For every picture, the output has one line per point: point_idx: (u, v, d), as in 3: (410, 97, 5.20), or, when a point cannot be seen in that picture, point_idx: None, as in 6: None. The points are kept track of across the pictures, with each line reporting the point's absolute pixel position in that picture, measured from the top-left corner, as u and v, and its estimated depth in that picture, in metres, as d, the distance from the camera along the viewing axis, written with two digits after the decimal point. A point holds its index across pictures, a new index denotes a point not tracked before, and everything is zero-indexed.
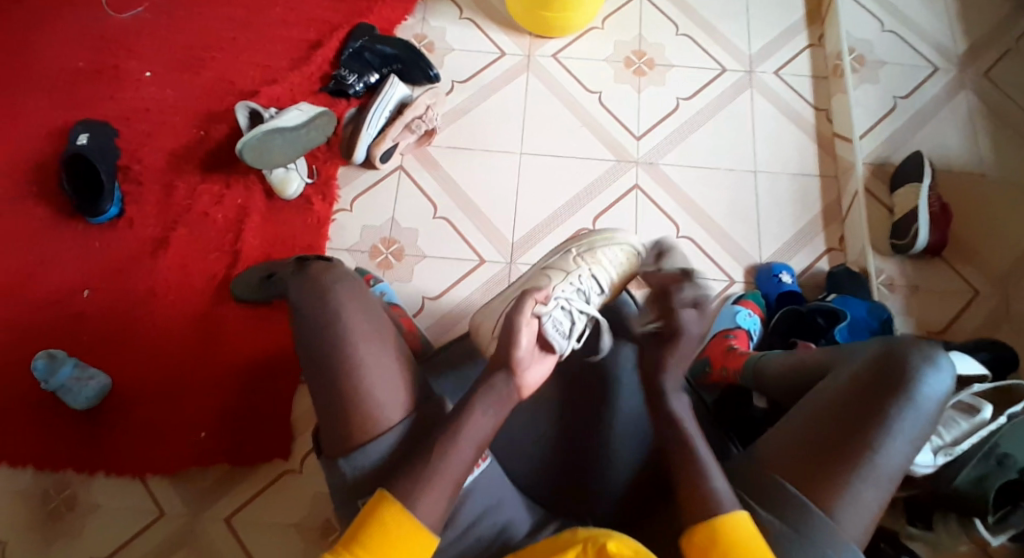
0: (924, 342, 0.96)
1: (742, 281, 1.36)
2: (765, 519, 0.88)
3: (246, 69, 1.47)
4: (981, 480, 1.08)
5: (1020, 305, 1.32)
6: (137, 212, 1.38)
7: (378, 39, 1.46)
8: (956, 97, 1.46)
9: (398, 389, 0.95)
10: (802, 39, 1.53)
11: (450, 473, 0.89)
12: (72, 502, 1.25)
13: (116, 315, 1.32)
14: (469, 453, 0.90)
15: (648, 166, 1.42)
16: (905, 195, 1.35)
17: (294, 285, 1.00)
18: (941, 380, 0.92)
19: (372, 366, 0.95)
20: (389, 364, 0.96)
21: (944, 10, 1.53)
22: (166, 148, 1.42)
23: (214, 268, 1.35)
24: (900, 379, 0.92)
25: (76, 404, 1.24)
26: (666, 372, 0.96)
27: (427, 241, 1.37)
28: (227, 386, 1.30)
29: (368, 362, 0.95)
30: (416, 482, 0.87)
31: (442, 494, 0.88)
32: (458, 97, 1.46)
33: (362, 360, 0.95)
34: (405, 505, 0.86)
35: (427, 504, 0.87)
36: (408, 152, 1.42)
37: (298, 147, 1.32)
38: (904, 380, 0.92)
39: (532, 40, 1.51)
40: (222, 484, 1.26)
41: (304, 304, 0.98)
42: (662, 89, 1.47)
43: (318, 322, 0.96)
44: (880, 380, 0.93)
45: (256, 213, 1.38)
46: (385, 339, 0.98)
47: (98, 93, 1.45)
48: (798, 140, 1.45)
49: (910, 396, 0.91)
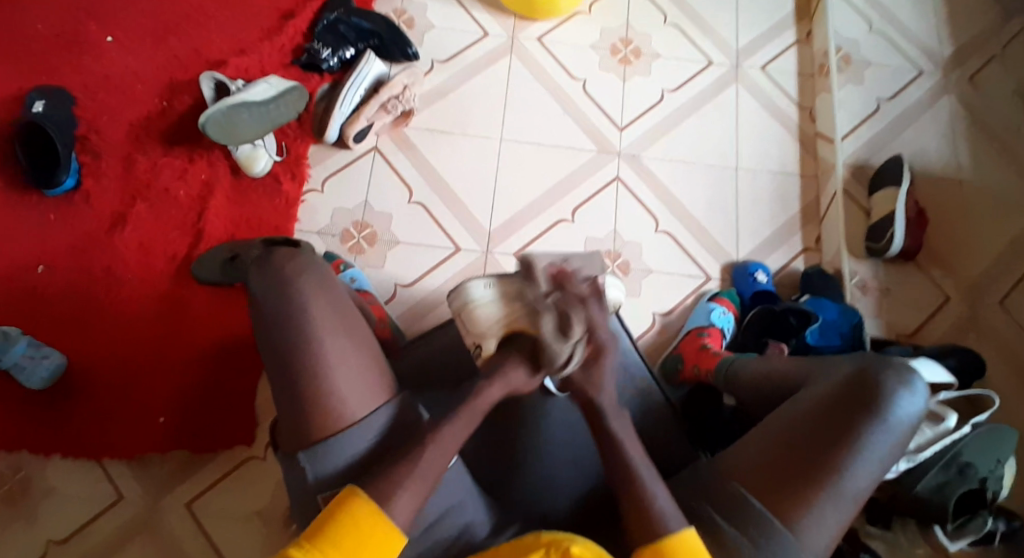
0: (900, 364, 0.97)
1: (718, 278, 1.36)
2: (728, 533, 0.90)
3: (213, 37, 1.39)
4: (942, 487, 1.12)
5: (987, 312, 1.34)
6: (95, 185, 1.31)
7: (354, 12, 1.38)
8: (938, 101, 1.45)
9: (360, 385, 0.92)
10: (790, 34, 1.50)
11: (426, 478, 0.87)
12: (24, 483, 1.21)
13: (72, 293, 1.26)
14: (440, 463, 0.89)
15: (629, 158, 1.39)
16: (882, 198, 1.35)
17: (257, 271, 0.96)
18: (913, 404, 0.94)
19: (335, 366, 0.91)
20: (352, 365, 0.93)
21: (931, 13, 1.52)
22: (127, 117, 1.34)
23: (176, 247, 1.29)
24: (874, 401, 0.93)
25: (31, 383, 1.19)
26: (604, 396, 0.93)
27: (400, 226, 1.33)
28: (186, 370, 1.25)
29: (332, 362, 0.91)
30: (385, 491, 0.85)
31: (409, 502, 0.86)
32: (436, 78, 1.40)
33: (326, 356, 0.91)
34: (376, 511, 0.84)
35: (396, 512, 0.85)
36: (383, 133, 1.37)
37: (266, 122, 1.26)
38: (878, 402, 0.93)
39: (516, 22, 1.45)
40: (181, 471, 1.23)
41: (268, 300, 0.94)
42: (647, 80, 1.44)
43: (284, 316, 0.93)
44: (855, 401, 0.94)
45: (221, 191, 1.31)
46: (353, 334, 0.95)
47: (54, 55, 1.36)
48: (780, 138, 1.43)
49: (883, 418, 0.93)
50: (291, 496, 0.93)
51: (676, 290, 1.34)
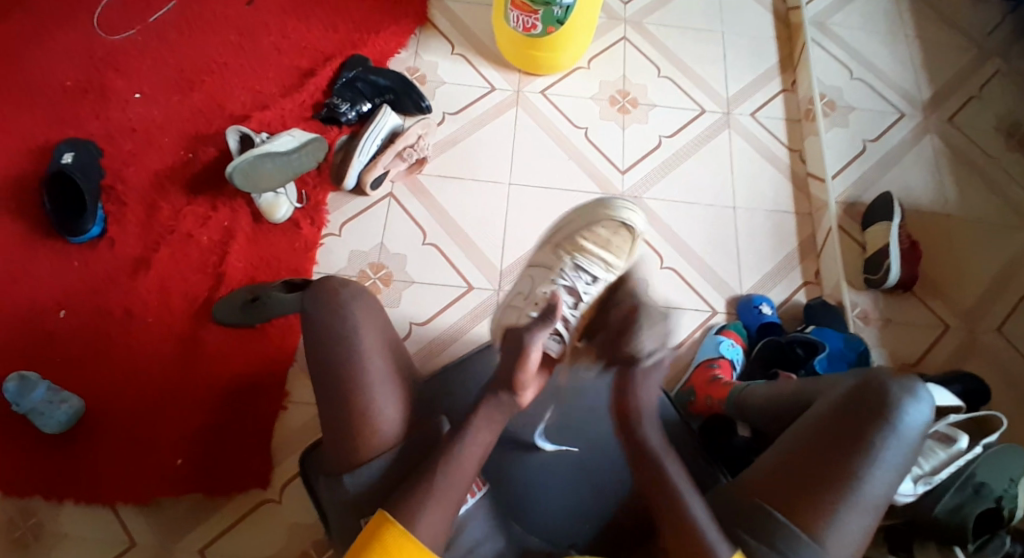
0: (904, 374, 0.98)
1: (724, 312, 1.40)
2: (757, 549, 0.91)
3: (237, 94, 1.47)
4: (959, 509, 1.11)
5: (986, 338, 1.38)
6: (119, 231, 1.36)
7: (371, 70, 1.48)
8: (921, 141, 1.54)
9: (396, 411, 0.95)
10: (776, 84, 1.60)
11: (450, 487, 0.89)
12: (37, 530, 1.19)
13: (94, 335, 1.29)
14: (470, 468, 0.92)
15: (632, 199, 1.46)
16: (876, 232, 1.41)
17: (305, 295, 0.97)
18: (922, 411, 0.95)
19: (380, 386, 0.94)
20: (394, 389, 0.95)
21: (908, 61, 1.63)
22: (152, 168, 1.41)
23: (196, 290, 1.33)
24: (883, 410, 0.95)
25: (48, 427, 1.20)
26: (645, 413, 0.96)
27: (414, 267, 1.37)
28: (204, 412, 1.26)
29: (377, 381, 0.94)
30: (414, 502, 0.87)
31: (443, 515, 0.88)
32: (448, 128, 1.49)
33: (373, 377, 0.94)
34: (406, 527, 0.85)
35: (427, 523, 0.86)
36: (398, 180, 1.44)
37: (287, 170, 1.32)
38: (887, 411, 0.95)
39: (521, 76, 1.55)
40: (197, 516, 1.22)
41: (316, 318, 0.95)
42: (645, 127, 1.53)
43: (329, 338, 0.95)
44: (864, 409, 0.95)
45: (242, 235, 1.36)
46: (391, 359, 0.98)
47: (84, 113, 1.44)
48: (774, 178, 1.51)
49: (894, 426, 0.94)
50: (333, 514, 0.95)
51: (684, 323, 1.38)
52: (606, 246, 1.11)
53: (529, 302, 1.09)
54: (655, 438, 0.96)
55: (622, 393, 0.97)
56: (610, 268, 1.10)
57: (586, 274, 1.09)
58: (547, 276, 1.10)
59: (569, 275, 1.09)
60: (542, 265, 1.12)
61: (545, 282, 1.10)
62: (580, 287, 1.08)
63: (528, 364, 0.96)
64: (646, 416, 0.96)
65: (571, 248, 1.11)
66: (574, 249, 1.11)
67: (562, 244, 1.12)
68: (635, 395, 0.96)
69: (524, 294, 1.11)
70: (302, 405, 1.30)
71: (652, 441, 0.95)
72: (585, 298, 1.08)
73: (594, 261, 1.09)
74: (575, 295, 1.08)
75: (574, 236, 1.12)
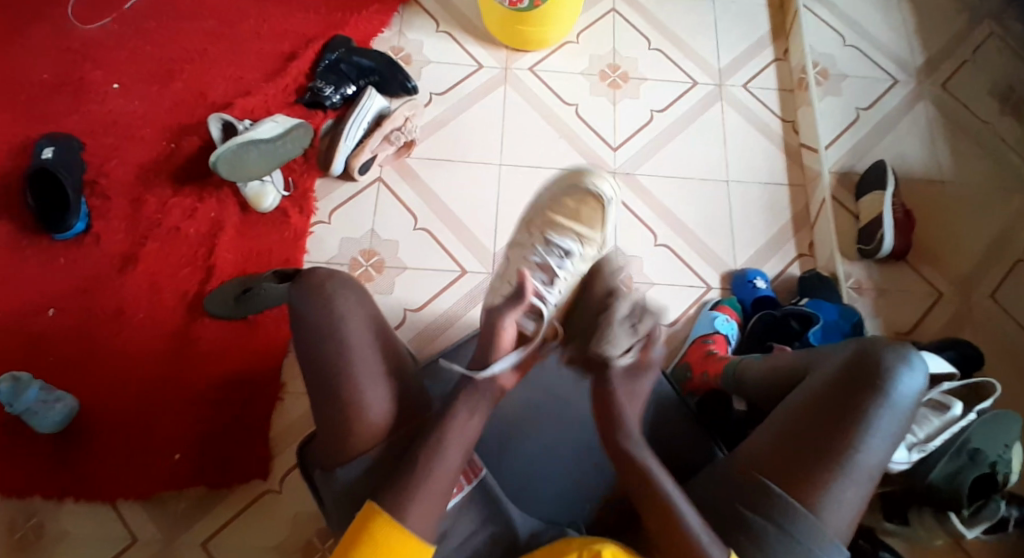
0: (896, 343, 0.97)
1: (718, 287, 1.39)
2: (758, 524, 0.91)
3: (217, 80, 1.44)
4: (954, 476, 1.11)
5: (979, 304, 1.39)
6: (104, 227, 1.33)
7: (355, 51, 1.44)
8: (915, 108, 1.53)
9: (387, 411, 0.93)
10: (768, 54, 1.58)
11: (444, 488, 0.89)
12: (40, 529, 1.19)
13: (84, 333, 1.27)
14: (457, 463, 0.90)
15: (624, 176, 1.44)
16: (870, 202, 1.41)
17: (291, 291, 0.95)
18: (914, 380, 0.94)
19: (370, 382, 0.93)
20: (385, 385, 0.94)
21: (901, 25, 1.61)
22: (135, 160, 1.38)
23: (186, 284, 1.31)
24: (876, 380, 0.93)
25: (43, 427, 1.18)
26: (627, 426, 0.94)
27: (406, 252, 1.36)
28: (200, 406, 1.25)
29: (364, 378, 0.92)
30: (410, 498, 0.86)
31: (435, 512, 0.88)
32: (437, 108, 1.46)
33: (361, 374, 0.92)
34: (393, 515, 0.86)
35: (417, 519, 0.86)
36: (387, 164, 1.42)
37: (273, 158, 1.30)
38: (880, 381, 0.93)
39: (509, 53, 1.52)
40: (198, 508, 1.22)
41: (306, 313, 0.93)
42: (637, 102, 1.50)
43: (320, 334, 0.93)
44: (858, 381, 0.94)
45: (230, 227, 1.34)
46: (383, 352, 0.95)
47: (62, 106, 1.40)
48: (767, 150, 1.49)
49: (887, 396, 0.93)
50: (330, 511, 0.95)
51: (680, 301, 1.38)
52: (577, 218, 1.03)
53: (502, 286, 1.02)
54: (644, 454, 0.93)
55: (607, 407, 0.95)
56: (585, 240, 1.02)
57: (559, 248, 1.01)
58: (521, 255, 1.02)
59: (545, 256, 1.01)
60: (517, 240, 1.04)
61: (518, 264, 1.02)
62: (554, 265, 1.01)
63: (500, 342, 0.95)
64: (633, 434, 0.94)
65: (544, 224, 1.03)
66: (547, 225, 1.02)
67: (527, 217, 1.05)
68: (617, 413, 0.95)
69: (499, 277, 1.04)
70: (299, 395, 1.29)
71: (635, 450, 0.93)
72: (558, 280, 1.00)
73: (566, 234, 1.02)
74: (548, 273, 1.00)
75: (544, 212, 1.03)
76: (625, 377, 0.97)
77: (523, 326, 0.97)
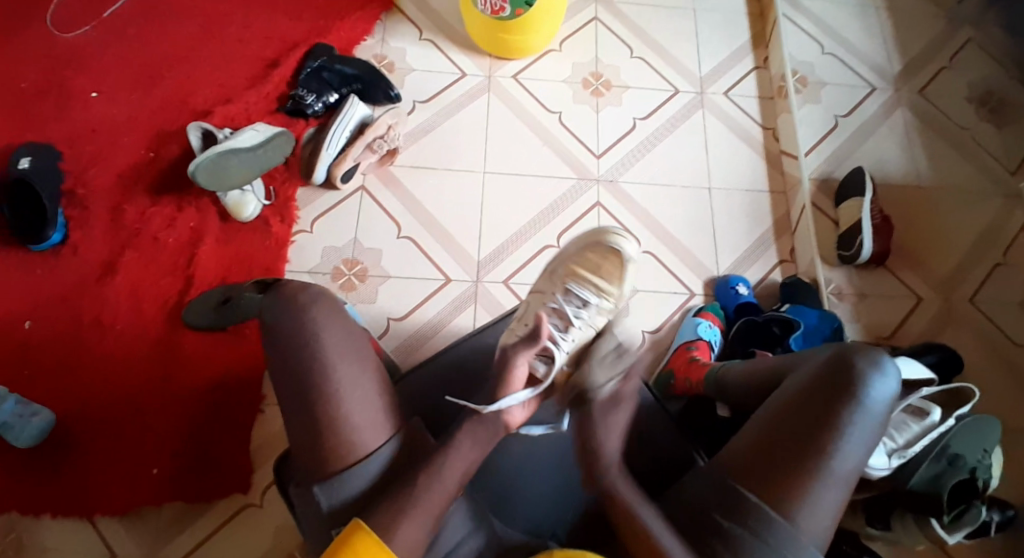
0: (869, 348, 0.98)
1: (702, 293, 1.40)
2: (735, 531, 0.90)
3: (198, 88, 1.42)
4: (935, 479, 1.12)
5: (957, 308, 1.40)
6: (83, 237, 1.31)
7: (338, 59, 1.43)
8: (893, 115, 1.55)
9: (372, 415, 0.92)
10: (749, 61, 1.59)
11: (432, 503, 0.88)
12: (17, 545, 1.17)
13: (62, 345, 1.25)
14: (452, 484, 0.90)
15: (608, 183, 1.45)
16: (849, 208, 1.42)
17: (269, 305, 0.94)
18: (887, 386, 0.94)
19: (349, 393, 0.91)
20: (365, 393, 0.92)
21: (879, 32, 1.63)
22: (114, 169, 1.36)
23: (166, 294, 1.29)
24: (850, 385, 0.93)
25: (19, 442, 1.16)
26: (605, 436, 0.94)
27: (389, 260, 1.35)
28: (180, 418, 1.23)
29: (344, 388, 0.91)
30: (395, 515, 0.86)
31: (423, 524, 0.87)
32: (421, 116, 1.46)
33: (339, 386, 0.91)
34: (381, 536, 0.85)
35: (404, 533, 0.86)
36: (370, 172, 1.41)
37: (256, 166, 1.28)
38: (853, 386, 0.93)
39: (493, 60, 1.52)
40: (178, 522, 1.20)
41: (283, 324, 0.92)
42: (620, 109, 1.51)
43: (298, 346, 0.92)
44: (832, 387, 0.94)
45: (211, 236, 1.33)
46: (363, 361, 0.94)
47: (39, 113, 1.38)
48: (748, 156, 1.50)
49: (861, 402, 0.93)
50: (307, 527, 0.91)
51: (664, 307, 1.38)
52: (596, 269, 1.05)
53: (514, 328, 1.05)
54: (619, 483, 0.93)
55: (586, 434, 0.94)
56: (603, 293, 1.04)
57: (577, 298, 1.04)
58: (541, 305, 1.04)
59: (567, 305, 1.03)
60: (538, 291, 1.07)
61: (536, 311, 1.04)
62: (575, 316, 1.03)
63: (511, 381, 0.95)
64: (611, 462, 0.93)
65: (567, 274, 1.06)
66: (570, 278, 1.05)
67: (550, 266, 1.08)
68: (596, 440, 0.93)
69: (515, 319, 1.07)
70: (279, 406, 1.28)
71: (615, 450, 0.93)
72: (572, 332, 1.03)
73: (585, 285, 1.04)
74: (564, 319, 1.03)
75: (566, 263, 1.06)
76: (606, 406, 0.94)
77: (535, 367, 0.99)
